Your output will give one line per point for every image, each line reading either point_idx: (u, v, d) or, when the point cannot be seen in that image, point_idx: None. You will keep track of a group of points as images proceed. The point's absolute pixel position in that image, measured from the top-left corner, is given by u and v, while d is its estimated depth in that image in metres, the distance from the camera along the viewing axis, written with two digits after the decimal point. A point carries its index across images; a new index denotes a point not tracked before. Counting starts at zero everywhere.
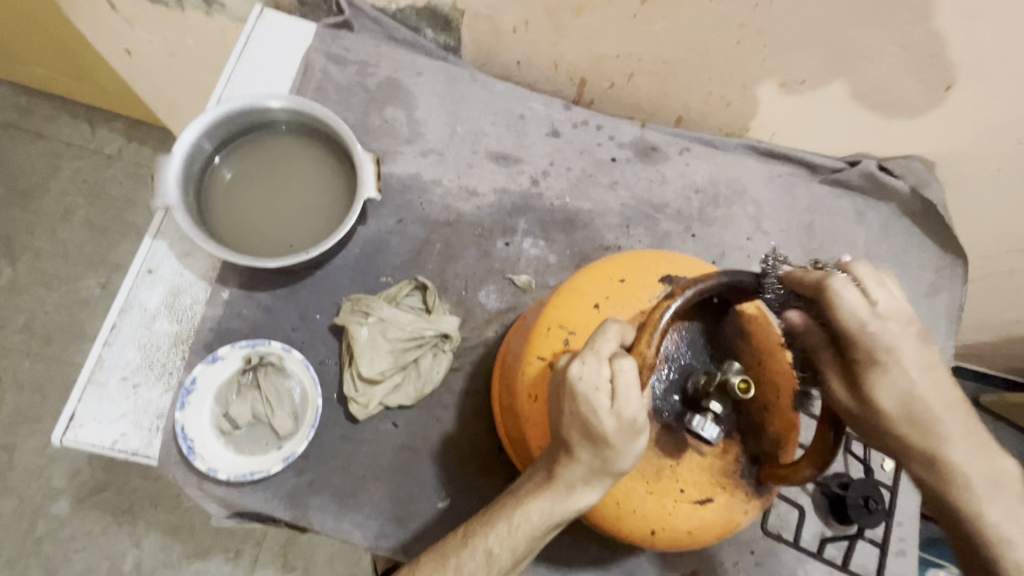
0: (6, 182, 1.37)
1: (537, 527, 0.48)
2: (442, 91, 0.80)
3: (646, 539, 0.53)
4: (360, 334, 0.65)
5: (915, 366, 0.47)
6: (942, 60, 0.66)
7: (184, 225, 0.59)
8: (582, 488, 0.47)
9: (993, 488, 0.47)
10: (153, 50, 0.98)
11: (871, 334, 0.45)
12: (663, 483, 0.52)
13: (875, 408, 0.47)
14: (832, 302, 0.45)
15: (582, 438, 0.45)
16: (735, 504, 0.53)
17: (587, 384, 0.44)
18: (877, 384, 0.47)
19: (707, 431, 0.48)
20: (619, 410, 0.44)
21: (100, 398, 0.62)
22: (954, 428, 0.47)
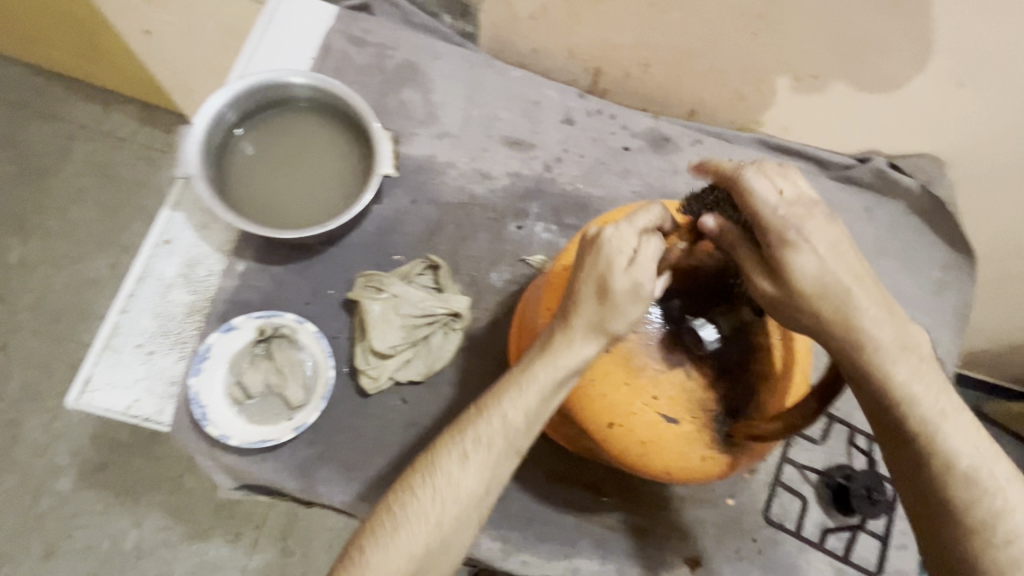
0: (20, 162, 1.39)
1: (539, 380, 0.46)
2: (459, 75, 0.81)
3: (600, 430, 0.52)
4: (373, 309, 0.66)
5: (824, 239, 0.44)
6: (956, 56, 0.66)
7: (205, 194, 0.60)
8: (580, 341, 0.47)
9: (904, 354, 0.43)
10: (172, 31, 0.99)
11: (782, 211, 0.44)
12: (642, 381, 0.50)
13: (791, 284, 0.44)
14: (746, 186, 0.45)
15: (593, 293, 0.46)
16: (696, 440, 0.51)
17: (615, 245, 0.46)
18: (796, 260, 0.43)
19: (705, 333, 0.51)
20: (632, 273, 0.45)
21: (116, 364, 0.63)
22: (867, 311, 0.43)
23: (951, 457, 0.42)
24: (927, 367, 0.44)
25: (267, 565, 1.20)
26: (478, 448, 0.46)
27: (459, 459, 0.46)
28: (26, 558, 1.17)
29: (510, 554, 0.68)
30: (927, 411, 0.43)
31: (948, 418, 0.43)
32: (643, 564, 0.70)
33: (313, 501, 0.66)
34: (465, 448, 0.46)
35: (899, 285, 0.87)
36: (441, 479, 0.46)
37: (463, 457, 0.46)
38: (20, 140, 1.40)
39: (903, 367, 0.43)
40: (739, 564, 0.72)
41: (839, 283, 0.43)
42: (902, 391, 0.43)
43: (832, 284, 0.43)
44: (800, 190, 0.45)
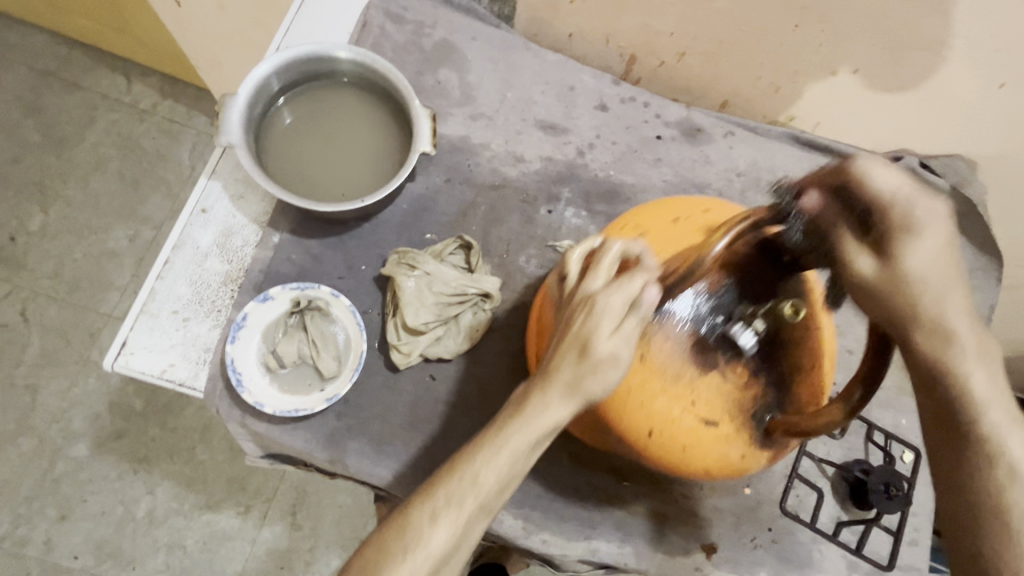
0: (43, 129, 1.39)
1: (516, 448, 0.43)
2: (495, 56, 0.81)
3: (640, 439, 0.52)
4: (407, 285, 0.66)
5: (942, 236, 0.40)
6: (1002, 56, 0.65)
7: (247, 164, 0.60)
8: (555, 405, 0.43)
9: (980, 365, 0.43)
10: (205, 3, 0.99)
11: (894, 202, 0.39)
12: (680, 388, 0.51)
13: (897, 285, 0.41)
14: (856, 178, 0.39)
15: (574, 352, 0.43)
16: (737, 438, 0.52)
17: (600, 304, 0.44)
18: (911, 267, 0.40)
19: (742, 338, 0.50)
20: (614, 339, 0.43)
21: (152, 328, 0.64)
22: (956, 317, 0.42)
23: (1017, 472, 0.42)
24: (998, 388, 0.44)
25: (276, 537, 1.22)
26: (452, 505, 0.44)
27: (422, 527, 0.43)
28: (41, 520, 1.20)
29: (530, 533, 0.69)
30: (990, 425, 0.43)
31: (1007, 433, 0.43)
32: (659, 547, 0.71)
33: (339, 472, 0.67)
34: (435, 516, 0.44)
35: None
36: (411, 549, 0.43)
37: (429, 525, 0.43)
38: (43, 107, 1.40)
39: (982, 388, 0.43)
40: (754, 552, 0.73)
41: (941, 295, 0.41)
42: (973, 406, 0.43)
43: (931, 295, 0.41)
44: (911, 199, 0.39)
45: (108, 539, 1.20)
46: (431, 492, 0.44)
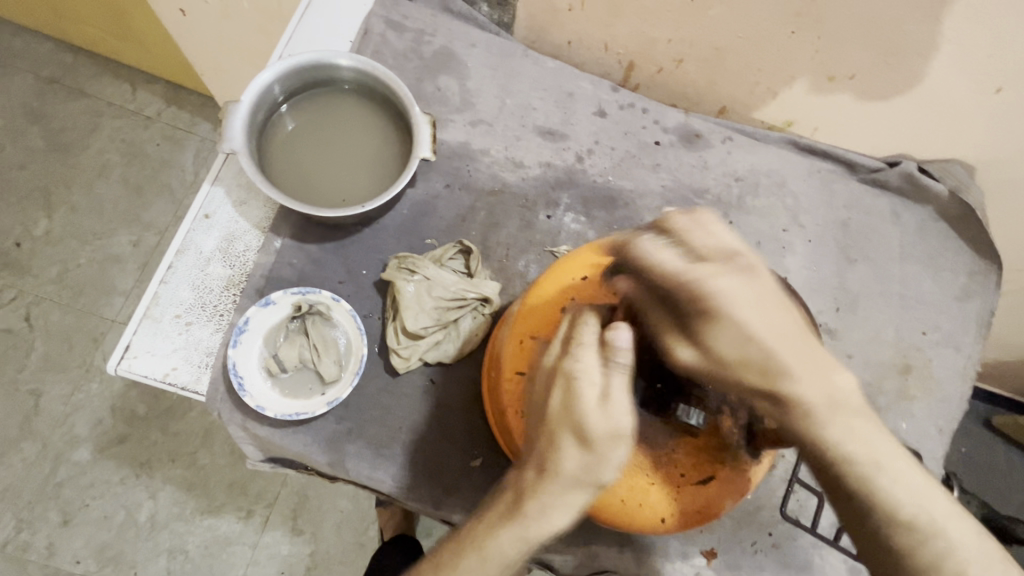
0: (49, 137, 1.41)
1: (513, 554, 0.48)
2: (495, 64, 0.82)
3: (657, 526, 0.55)
4: (407, 290, 0.67)
5: (732, 293, 0.45)
6: (997, 60, 0.66)
7: (249, 170, 0.61)
8: (564, 490, 0.47)
9: (833, 413, 0.46)
10: (209, 12, 1.01)
11: (685, 275, 0.46)
12: (661, 472, 0.54)
13: (713, 352, 0.46)
14: (642, 253, 0.48)
15: (571, 438, 0.47)
16: (739, 481, 0.54)
17: (581, 377, 0.47)
18: (722, 327, 0.45)
19: (693, 418, 0.52)
20: (605, 409, 0.46)
21: (155, 333, 0.65)
22: (797, 369, 0.45)
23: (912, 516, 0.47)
24: (870, 428, 0.47)
25: (276, 542, 1.22)
26: None
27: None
28: (43, 525, 1.20)
29: None
30: (863, 466, 0.47)
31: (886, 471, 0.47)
32: (659, 553, 0.71)
33: (340, 476, 0.67)
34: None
35: (921, 291, 0.88)
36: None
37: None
38: (49, 114, 1.42)
39: (853, 442, 0.46)
40: (754, 557, 0.73)
41: (770, 351, 0.45)
42: (838, 451, 0.47)
43: (756, 352, 0.45)
44: (731, 248, 0.46)
45: (110, 544, 1.20)
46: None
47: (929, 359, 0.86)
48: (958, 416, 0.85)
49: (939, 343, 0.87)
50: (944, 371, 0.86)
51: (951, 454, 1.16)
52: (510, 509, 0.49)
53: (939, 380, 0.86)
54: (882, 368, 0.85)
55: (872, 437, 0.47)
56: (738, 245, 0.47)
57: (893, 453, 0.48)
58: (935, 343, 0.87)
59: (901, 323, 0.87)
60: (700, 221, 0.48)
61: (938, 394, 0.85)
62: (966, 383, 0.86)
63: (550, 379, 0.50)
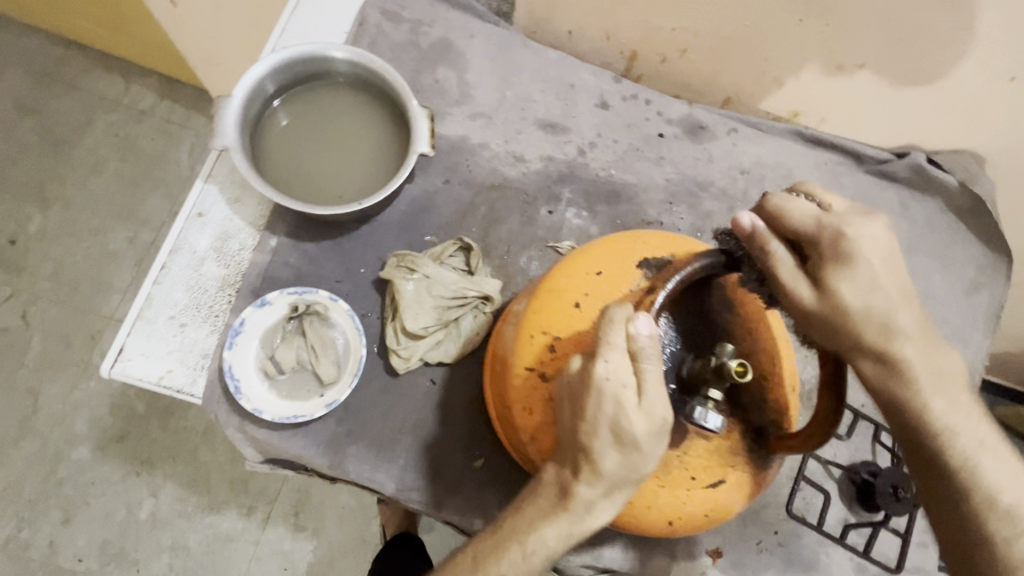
0: (41, 131, 1.39)
1: (556, 548, 0.48)
2: (494, 54, 0.80)
3: (664, 529, 0.54)
4: (406, 288, 0.65)
5: (869, 252, 0.46)
6: (1011, 50, 0.64)
7: (242, 166, 0.59)
8: (607, 485, 0.46)
9: (938, 383, 0.49)
10: (202, 2, 0.98)
11: (828, 231, 0.45)
12: (672, 475, 0.52)
13: (841, 308, 0.46)
14: (779, 212, 0.46)
15: (610, 439, 0.45)
16: (747, 480, 0.53)
17: (614, 382, 0.43)
18: (850, 284, 0.46)
19: (710, 422, 0.45)
20: (646, 408, 0.44)
21: (149, 334, 0.63)
22: (904, 332, 0.48)
23: (996, 489, 0.49)
24: (963, 401, 0.51)
25: (278, 539, 1.21)
26: None
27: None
28: (44, 523, 1.20)
29: None
30: (962, 438, 0.50)
31: (980, 444, 0.50)
32: (664, 553, 0.70)
33: (340, 478, 0.66)
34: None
35: (929, 284, 0.87)
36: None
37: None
38: (41, 108, 1.40)
39: (942, 405, 0.50)
40: (759, 556, 0.72)
41: (890, 313, 0.47)
42: (940, 421, 0.50)
43: (877, 310, 0.46)
44: (866, 214, 0.47)
45: (111, 541, 1.19)
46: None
47: None
48: None
49: (948, 337, 0.85)
50: None
51: None
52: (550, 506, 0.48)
53: None
54: None
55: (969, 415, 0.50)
56: (875, 213, 0.47)
57: (985, 432, 0.51)
58: (943, 337, 0.85)
59: None
60: (823, 193, 0.48)
61: None
62: (974, 378, 0.85)
63: (574, 384, 0.46)
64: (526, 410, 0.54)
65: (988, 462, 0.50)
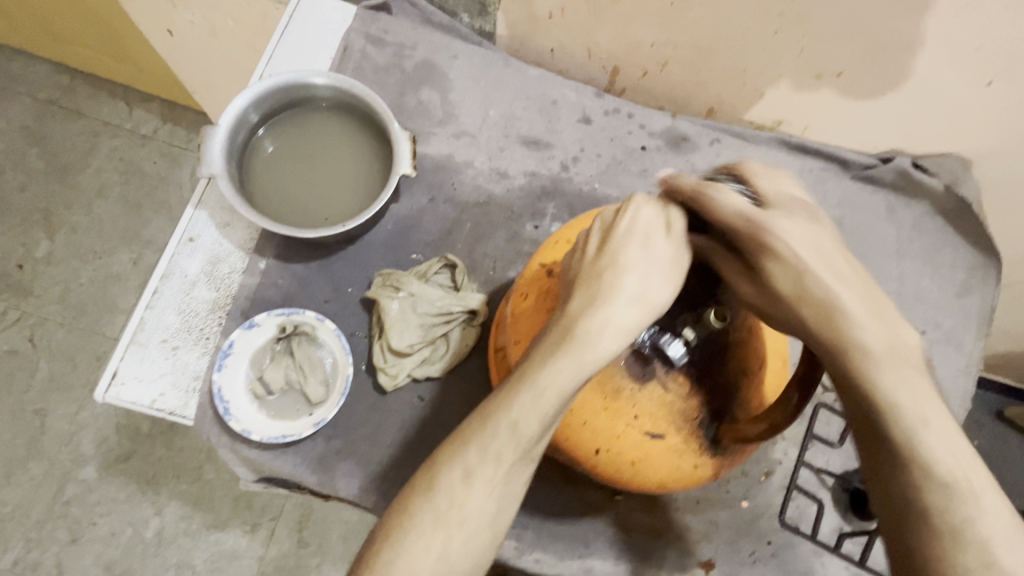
0: (47, 159, 1.42)
1: (564, 385, 0.45)
2: (477, 74, 0.81)
3: (589, 458, 0.55)
4: (391, 307, 0.67)
5: (791, 240, 0.44)
6: (988, 53, 0.63)
7: (229, 194, 0.61)
8: (626, 305, 0.46)
9: (898, 363, 0.43)
10: (197, 30, 1.01)
11: (745, 211, 0.45)
12: (622, 404, 0.53)
13: (769, 287, 0.45)
14: (708, 194, 0.47)
15: (634, 258, 0.47)
16: (685, 449, 0.55)
17: (648, 217, 0.49)
18: (778, 256, 0.44)
19: (673, 349, 0.52)
20: (671, 240, 0.48)
21: (142, 358, 0.65)
22: (847, 304, 0.43)
23: (932, 473, 0.41)
24: (921, 380, 0.43)
25: (283, 555, 1.22)
26: (487, 463, 0.45)
27: (461, 473, 0.45)
28: (53, 543, 1.21)
29: (523, 553, 0.69)
30: (909, 418, 0.42)
31: (928, 425, 0.42)
32: (656, 564, 0.70)
33: (331, 496, 0.67)
34: (490, 442, 0.45)
35: (920, 288, 0.86)
36: (441, 499, 0.45)
37: (466, 475, 0.45)
38: (48, 136, 1.43)
39: (899, 387, 0.42)
40: (753, 567, 0.72)
41: (826, 287, 0.44)
42: (888, 402, 0.42)
43: (814, 288, 0.44)
44: (798, 199, 0.47)
45: (118, 561, 1.21)
46: (465, 443, 0.46)
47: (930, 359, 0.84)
48: (962, 415, 0.84)
49: (940, 341, 0.85)
50: (947, 371, 0.84)
51: None
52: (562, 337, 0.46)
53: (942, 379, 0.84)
54: None
55: (923, 398, 0.42)
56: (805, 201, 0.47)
57: (946, 421, 0.42)
58: (935, 341, 0.85)
59: None
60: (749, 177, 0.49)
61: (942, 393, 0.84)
62: (968, 381, 0.85)
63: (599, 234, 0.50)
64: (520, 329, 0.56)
65: (936, 445, 0.41)
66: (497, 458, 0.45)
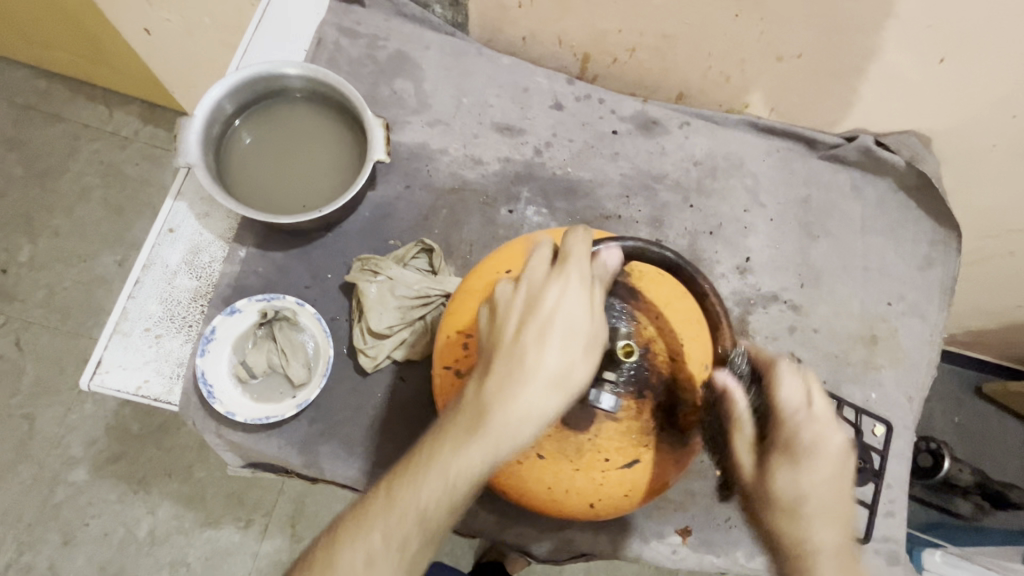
0: (27, 163, 1.42)
1: (432, 510, 0.46)
2: (449, 64, 0.83)
3: (588, 511, 0.56)
4: (370, 290, 0.68)
5: (816, 471, 0.49)
6: (938, 32, 0.66)
7: (206, 183, 0.62)
8: (511, 426, 0.46)
9: None
10: (173, 29, 1.02)
11: (793, 413, 0.50)
12: (585, 459, 0.53)
13: (765, 482, 0.50)
14: (774, 376, 0.51)
15: (516, 372, 0.46)
16: (662, 459, 0.55)
17: (523, 306, 0.47)
18: (786, 466, 0.50)
19: (603, 402, 0.50)
20: (550, 341, 0.46)
21: (125, 347, 0.66)
22: (828, 539, 0.48)
23: None
24: None
25: (277, 549, 1.23)
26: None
27: (364, 559, 0.46)
28: (44, 546, 1.22)
29: (505, 527, 0.71)
30: None
31: None
32: (634, 535, 0.72)
33: (317, 477, 0.69)
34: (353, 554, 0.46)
35: (884, 261, 0.90)
36: None
37: (369, 561, 0.46)
38: (27, 141, 1.43)
39: None
40: (728, 532, 0.75)
41: (815, 513, 0.49)
42: None
43: (807, 510, 0.49)
44: (834, 428, 0.50)
45: (111, 561, 1.21)
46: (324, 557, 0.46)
47: (895, 330, 0.88)
48: (926, 384, 0.87)
49: (905, 313, 0.88)
50: (912, 340, 0.88)
51: (935, 423, 1.18)
52: (468, 420, 0.46)
53: (908, 350, 0.87)
54: (848, 340, 0.87)
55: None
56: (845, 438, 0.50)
57: None
58: (901, 313, 0.88)
59: (865, 295, 0.88)
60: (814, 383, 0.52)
61: (907, 363, 0.87)
62: (933, 351, 0.88)
63: (497, 307, 0.48)
64: (444, 366, 0.56)
65: None
66: (402, 546, 0.46)
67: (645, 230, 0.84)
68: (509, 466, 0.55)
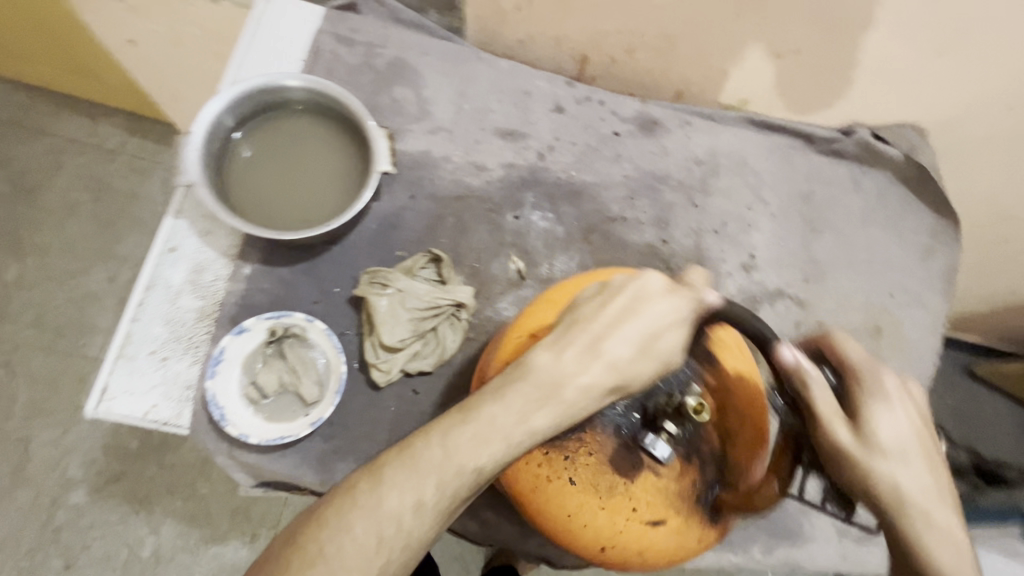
0: (11, 180, 1.38)
1: (486, 462, 0.46)
2: (449, 69, 0.82)
3: (598, 554, 0.56)
4: (380, 304, 0.67)
5: (896, 411, 0.52)
6: (936, 26, 0.66)
7: (208, 200, 0.61)
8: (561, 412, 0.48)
9: (931, 522, 0.49)
10: (160, 39, 1.00)
11: (866, 365, 0.54)
12: (615, 503, 0.54)
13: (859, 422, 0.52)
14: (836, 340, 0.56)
15: (595, 366, 0.49)
16: (687, 530, 0.56)
17: (615, 311, 0.51)
18: (872, 403, 0.52)
19: (658, 449, 0.54)
20: (626, 347, 0.50)
21: (131, 372, 0.65)
22: (907, 469, 0.51)
23: None
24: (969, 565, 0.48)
25: None
26: (385, 517, 0.44)
27: (412, 501, 0.45)
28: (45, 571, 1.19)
29: (526, 536, 0.71)
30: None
31: None
32: None
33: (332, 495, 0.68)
34: (397, 489, 0.45)
35: (886, 253, 0.90)
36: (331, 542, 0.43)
37: (418, 504, 0.45)
38: (10, 157, 1.40)
39: (942, 545, 0.48)
40: (745, 531, 0.75)
41: (895, 443, 0.51)
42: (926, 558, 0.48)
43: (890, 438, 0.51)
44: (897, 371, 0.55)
45: None
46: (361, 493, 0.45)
47: (898, 321, 0.89)
48: (930, 372, 0.88)
49: (908, 304, 0.89)
50: (915, 330, 0.89)
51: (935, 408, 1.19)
52: (533, 386, 0.48)
53: (912, 340, 0.89)
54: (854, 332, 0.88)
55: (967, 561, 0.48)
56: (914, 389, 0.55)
57: None
58: (903, 304, 0.89)
59: (869, 287, 0.89)
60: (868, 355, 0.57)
61: (911, 352, 0.88)
62: (936, 339, 0.89)
63: (603, 294, 0.52)
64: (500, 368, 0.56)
65: None
66: (449, 491, 0.46)
67: (651, 230, 0.84)
68: (537, 480, 0.55)
